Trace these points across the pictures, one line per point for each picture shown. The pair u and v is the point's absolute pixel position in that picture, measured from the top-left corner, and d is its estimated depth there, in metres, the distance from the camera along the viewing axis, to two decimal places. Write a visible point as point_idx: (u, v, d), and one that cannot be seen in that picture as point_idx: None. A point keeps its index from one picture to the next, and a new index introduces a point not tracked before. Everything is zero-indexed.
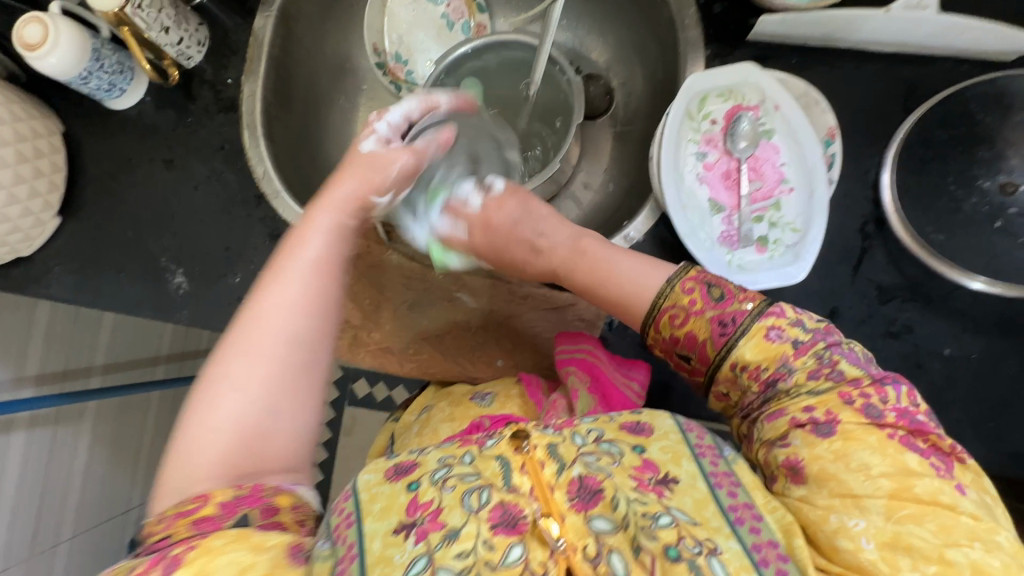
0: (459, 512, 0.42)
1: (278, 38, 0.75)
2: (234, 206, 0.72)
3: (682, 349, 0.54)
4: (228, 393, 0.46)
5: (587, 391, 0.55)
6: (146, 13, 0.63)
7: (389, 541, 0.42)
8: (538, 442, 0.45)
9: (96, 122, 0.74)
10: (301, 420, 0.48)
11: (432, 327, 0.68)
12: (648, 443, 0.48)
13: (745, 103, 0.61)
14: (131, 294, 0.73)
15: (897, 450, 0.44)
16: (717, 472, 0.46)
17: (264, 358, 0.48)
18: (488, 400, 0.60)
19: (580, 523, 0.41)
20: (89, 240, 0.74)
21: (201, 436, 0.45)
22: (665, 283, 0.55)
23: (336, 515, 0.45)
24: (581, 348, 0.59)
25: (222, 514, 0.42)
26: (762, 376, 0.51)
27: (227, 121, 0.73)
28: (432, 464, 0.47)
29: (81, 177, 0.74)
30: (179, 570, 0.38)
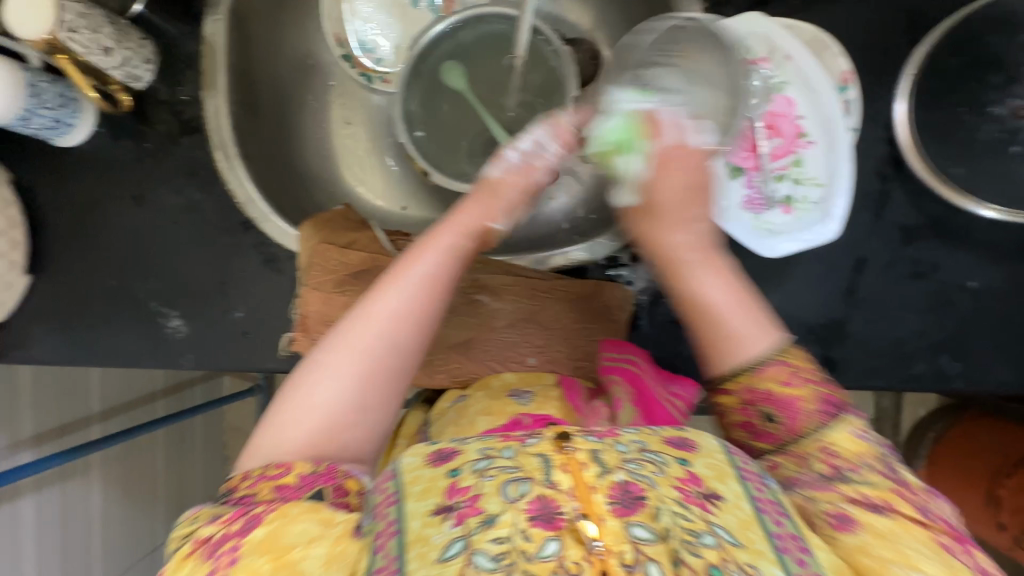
0: (496, 500, 0.36)
1: (233, 42, 0.67)
2: (220, 237, 0.67)
3: (766, 410, 0.46)
4: (329, 382, 0.49)
5: (631, 403, 0.54)
6: (82, 35, 0.56)
7: (427, 521, 0.37)
8: (581, 445, 0.39)
9: (46, 164, 0.67)
10: (381, 423, 0.50)
11: (457, 334, 0.65)
12: (693, 457, 0.41)
13: (753, 59, 0.59)
14: (125, 346, 0.68)
15: (945, 552, 0.39)
16: (764, 499, 0.40)
17: (364, 359, 0.49)
18: (526, 398, 0.57)
19: (616, 526, 0.35)
20: (67, 294, 0.68)
21: (299, 410, 0.48)
22: (775, 350, 0.48)
23: (379, 494, 0.41)
24: (625, 359, 0.59)
25: (301, 484, 0.44)
26: (840, 466, 0.43)
27: (194, 143, 0.67)
28: (471, 451, 0.41)
29: (43, 228, 0.68)
30: (258, 527, 0.41)
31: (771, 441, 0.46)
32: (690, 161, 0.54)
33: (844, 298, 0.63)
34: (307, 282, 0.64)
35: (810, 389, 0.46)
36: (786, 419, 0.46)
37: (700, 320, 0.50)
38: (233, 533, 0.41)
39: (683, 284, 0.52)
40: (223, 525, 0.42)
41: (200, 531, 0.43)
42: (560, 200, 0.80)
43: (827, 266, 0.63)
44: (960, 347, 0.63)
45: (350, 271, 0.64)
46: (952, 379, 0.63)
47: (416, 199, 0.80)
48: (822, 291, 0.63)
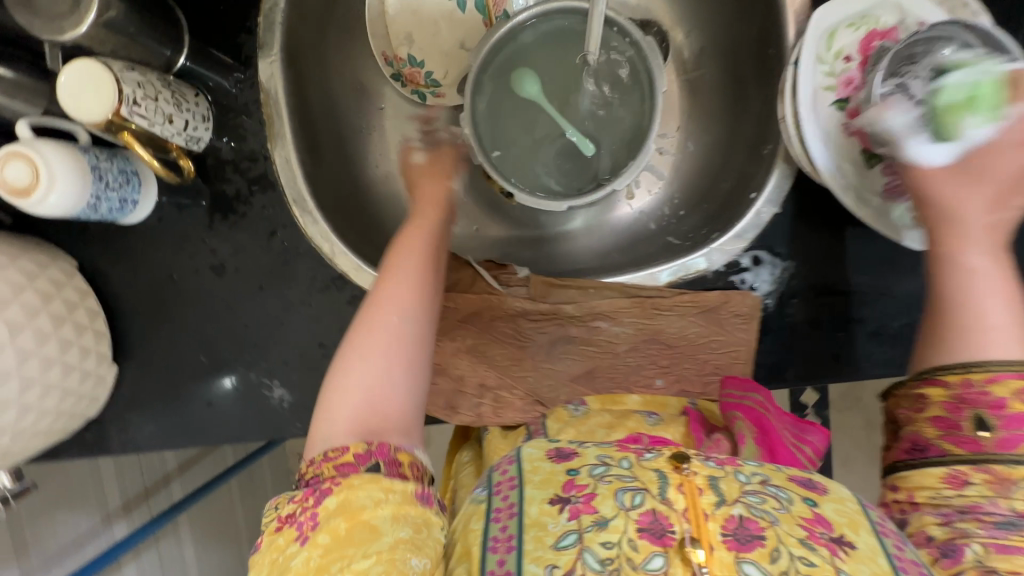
0: (610, 503, 0.41)
1: (291, 83, 0.61)
2: (312, 296, 0.63)
3: (986, 417, 0.41)
4: (355, 365, 0.46)
5: (754, 442, 0.48)
6: (144, 107, 0.50)
7: (543, 509, 0.42)
8: (700, 470, 0.42)
9: (114, 246, 0.62)
10: (416, 392, 0.46)
11: (578, 367, 0.62)
12: (821, 499, 0.42)
13: (882, 27, 0.52)
14: (231, 422, 0.64)
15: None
16: (903, 556, 0.39)
17: (383, 333, 0.46)
18: (653, 419, 0.56)
19: (728, 558, 0.37)
20: (159, 378, 0.64)
21: (339, 400, 0.45)
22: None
23: (500, 474, 0.46)
24: (749, 397, 0.52)
25: (358, 461, 0.42)
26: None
27: (268, 200, 0.62)
28: (591, 459, 0.45)
29: (123, 312, 0.63)
30: (329, 498, 0.41)
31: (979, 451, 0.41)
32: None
33: None
34: None
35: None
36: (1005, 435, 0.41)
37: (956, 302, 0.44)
38: (308, 508, 0.41)
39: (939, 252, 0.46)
40: (298, 503, 0.42)
41: (282, 511, 0.42)
42: (643, 198, 0.73)
43: None
44: None
45: (459, 315, 0.61)
46: None
47: (490, 220, 0.76)
48: None
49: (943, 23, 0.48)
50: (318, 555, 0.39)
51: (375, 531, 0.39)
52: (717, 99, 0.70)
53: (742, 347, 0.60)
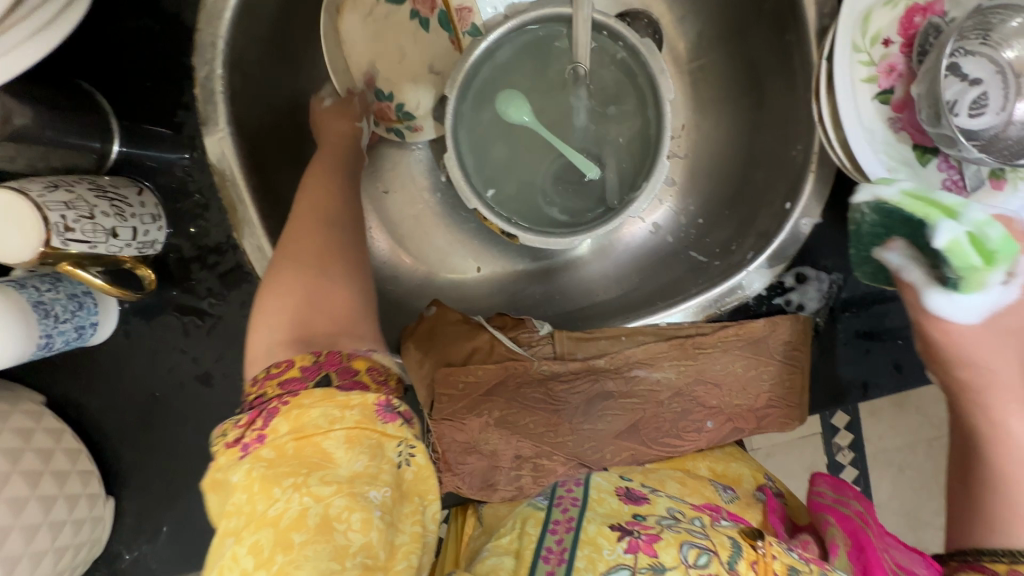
0: (673, 553, 0.38)
1: (249, 156, 0.53)
2: None
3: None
4: (281, 283, 0.42)
5: (846, 551, 0.40)
6: (80, 230, 0.42)
7: (601, 529, 0.40)
8: (780, 554, 0.39)
9: (83, 371, 0.55)
10: (357, 283, 0.44)
11: (621, 421, 0.55)
12: None
13: (922, 1, 0.45)
14: None
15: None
16: None
17: (314, 251, 0.44)
18: (727, 495, 0.49)
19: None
20: (162, 503, 0.58)
21: (273, 325, 0.41)
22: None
23: (565, 491, 0.46)
24: (848, 504, 0.45)
25: (306, 376, 0.37)
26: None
27: (247, 294, 0.54)
28: (659, 509, 0.43)
29: (107, 441, 0.56)
30: (279, 421, 0.34)
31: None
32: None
33: None
34: (434, 413, 0.54)
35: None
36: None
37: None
38: (256, 434, 0.34)
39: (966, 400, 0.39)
40: (244, 428, 0.35)
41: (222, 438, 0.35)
42: (656, 213, 0.66)
43: None
44: None
45: (482, 389, 0.54)
46: None
47: (490, 256, 0.67)
48: None
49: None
50: (260, 469, 0.33)
51: (330, 458, 0.33)
52: (727, 91, 0.62)
53: (796, 374, 0.55)
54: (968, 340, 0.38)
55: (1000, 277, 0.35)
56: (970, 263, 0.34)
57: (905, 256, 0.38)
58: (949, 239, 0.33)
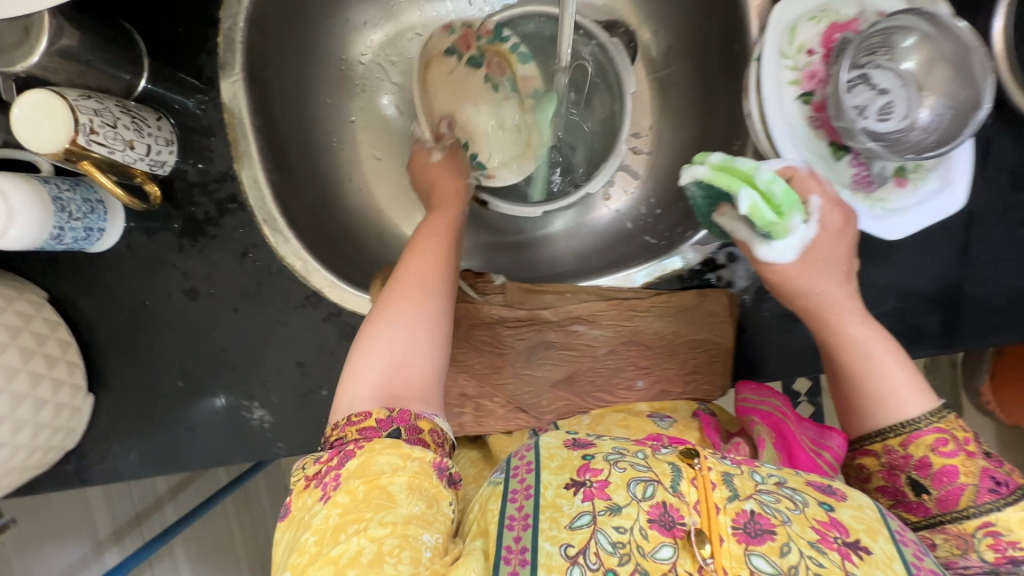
0: (624, 492, 0.39)
1: (257, 103, 0.61)
2: (288, 316, 0.62)
3: (919, 479, 0.47)
4: (384, 337, 0.47)
5: (774, 445, 0.49)
6: (102, 135, 0.50)
7: (559, 491, 0.40)
8: (713, 465, 0.41)
9: (85, 274, 0.62)
10: (438, 357, 0.48)
11: (558, 371, 0.61)
12: (838, 504, 0.41)
13: (842, 19, 0.52)
14: (211, 446, 0.64)
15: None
16: (918, 563, 0.39)
17: (404, 310, 0.48)
18: (665, 423, 0.55)
19: (738, 551, 0.37)
20: (138, 404, 0.64)
21: (361, 364, 0.46)
22: (926, 413, 0.47)
23: (517, 458, 0.44)
24: (767, 402, 0.53)
25: (380, 426, 0.43)
26: (1007, 552, 0.44)
27: (238, 222, 0.61)
28: (607, 446, 0.44)
29: (97, 341, 0.63)
30: (353, 458, 0.41)
31: (926, 512, 0.47)
32: (834, 211, 0.48)
33: (957, 260, 0.59)
34: None
35: (970, 462, 0.46)
36: (942, 493, 0.46)
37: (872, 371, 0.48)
38: (332, 470, 0.42)
39: (817, 325, 0.50)
40: (323, 464, 0.42)
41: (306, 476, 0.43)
42: (620, 199, 0.73)
43: (937, 229, 0.59)
44: None
45: None
46: None
47: (464, 224, 0.74)
48: (932, 255, 0.60)
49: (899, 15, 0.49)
50: (337, 515, 0.39)
51: (392, 501, 0.39)
52: (688, 96, 0.70)
53: (721, 344, 0.60)
54: (796, 274, 0.48)
55: (799, 221, 0.47)
56: (769, 219, 0.46)
57: (731, 219, 0.50)
58: (748, 204, 0.45)
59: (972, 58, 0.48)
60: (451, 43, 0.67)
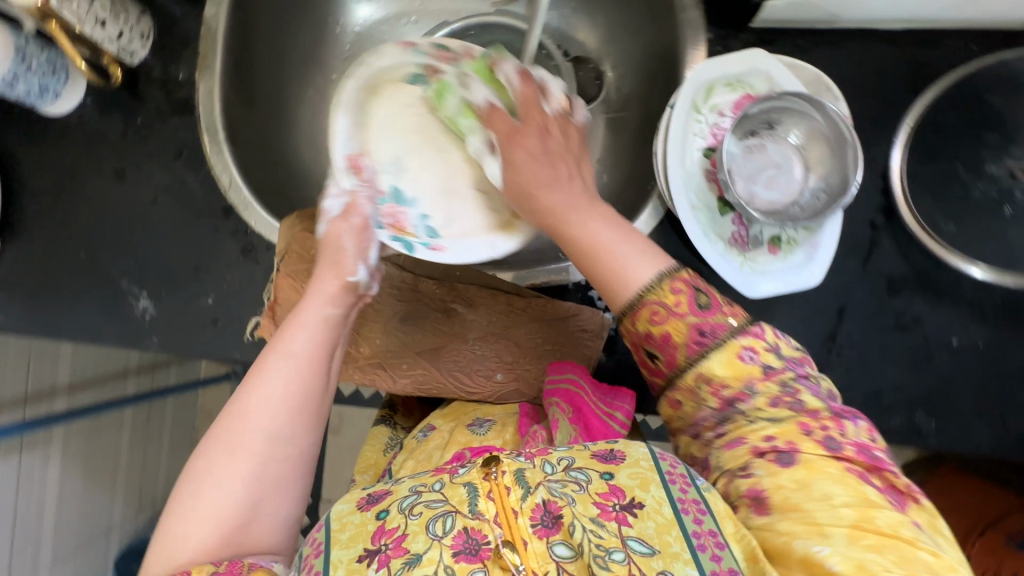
0: (422, 538, 0.38)
1: (236, 27, 0.66)
2: (199, 221, 0.65)
3: (650, 347, 0.46)
4: (211, 487, 0.43)
5: (568, 423, 0.52)
6: (76, 6, 0.55)
7: (351, 568, 0.38)
8: (508, 467, 0.41)
9: (33, 131, 0.66)
10: (290, 508, 0.45)
11: (427, 341, 0.64)
12: (618, 469, 0.42)
13: (755, 92, 0.57)
14: (88, 323, 0.66)
15: (856, 481, 0.39)
16: (687, 499, 0.40)
17: (245, 458, 0.43)
18: (483, 429, 0.59)
19: (541, 548, 0.38)
20: (36, 262, 0.66)
21: (179, 528, 0.42)
22: (665, 270, 0.46)
23: (309, 544, 0.42)
24: (565, 377, 0.57)
25: None
26: (723, 393, 0.44)
27: (184, 124, 0.65)
28: (403, 491, 0.43)
29: (21, 194, 0.66)
30: None
31: (666, 378, 0.46)
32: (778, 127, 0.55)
33: (824, 345, 0.62)
34: (281, 267, 0.63)
35: (679, 324, 0.45)
36: (665, 356, 0.45)
37: (599, 256, 0.48)
38: None
39: (572, 234, 0.49)
40: None
41: None
42: None
43: (811, 311, 0.62)
44: (939, 404, 0.61)
45: None
46: (926, 436, 0.62)
47: None
48: (801, 334, 0.62)
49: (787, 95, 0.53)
50: None
51: None
52: (629, 138, 0.74)
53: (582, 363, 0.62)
54: None
55: None
56: None
57: None
58: None
59: (846, 145, 0.53)
60: (416, 69, 0.65)
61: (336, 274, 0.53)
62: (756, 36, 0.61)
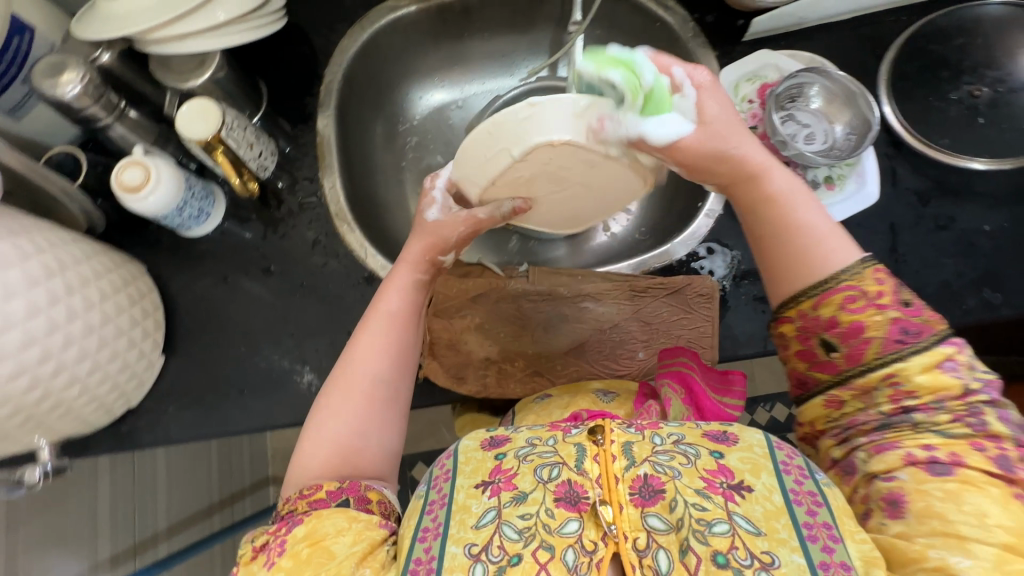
0: (530, 479, 0.51)
1: (340, 133, 0.80)
2: (345, 291, 0.74)
3: (830, 339, 0.53)
4: (330, 419, 0.60)
5: (681, 402, 0.60)
6: (235, 133, 0.68)
7: (470, 493, 0.52)
8: (616, 438, 0.52)
9: (181, 253, 0.75)
10: (385, 438, 0.61)
11: (571, 340, 0.72)
12: (729, 451, 0.52)
13: (770, 79, 0.74)
14: (259, 410, 0.71)
15: (1021, 508, 0.46)
16: (801, 491, 0.50)
17: (356, 396, 0.60)
18: (608, 397, 0.66)
19: (636, 515, 0.48)
20: (200, 369, 0.72)
21: (309, 446, 0.59)
22: (861, 261, 0.54)
23: (439, 468, 0.56)
24: (678, 361, 0.65)
25: (330, 497, 0.54)
26: (905, 401, 0.51)
27: (315, 216, 0.76)
28: (520, 441, 0.56)
29: (177, 309, 0.74)
30: (299, 526, 0.52)
31: (838, 371, 0.54)
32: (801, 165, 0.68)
33: (891, 256, 0.74)
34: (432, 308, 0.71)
35: (876, 317, 0.52)
36: (848, 351, 0.53)
37: (795, 207, 0.58)
38: (279, 537, 0.52)
39: (783, 205, 0.59)
40: (271, 534, 0.53)
41: (256, 543, 0.53)
42: (618, 226, 0.90)
43: (868, 232, 0.75)
44: (997, 279, 0.73)
45: (471, 295, 0.72)
46: (1000, 307, 0.73)
47: (486, 250, 0.90)
48: (869, 252, 0.75)
49: (802, 72, 0.71)
50: None
51: (331, 557, 0.49)
52: None
53: (708, 322, 0.71)
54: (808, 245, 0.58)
55: None
56: None
57: None
58: None
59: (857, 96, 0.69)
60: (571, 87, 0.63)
61: (424, 250, 0.67)
62: (750, 46, 0.80)
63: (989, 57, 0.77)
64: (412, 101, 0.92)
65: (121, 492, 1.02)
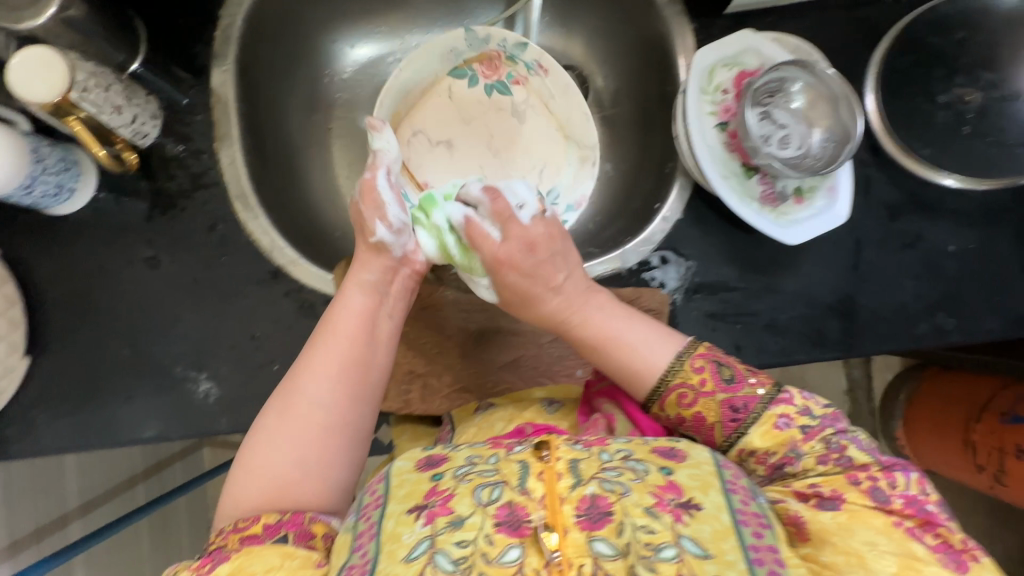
0: (468, 502, 0.38)
1: (242, 91, 0.66)
2: (248, 287, 0.64)
3: (687, 432, 0.51)
4: (263, 447, 0.47)
5: (626, 417, 0.51)
6: (95, 95, 0.53)
7: (400, 519, 0.38)
8: (562, 454, 0.39)
9: (45, 235, 0.62)
10: (338, 471, 0.48)
11: (505, 354, 0.66)
12: (677, 467, 0.40)
13: (750, 67, 0.65)
14: (147, 420, 0.62)
15: (903, 536, 0.41)
16: (746, 510, 0.39)
17: (292, 424, 0.48)
18: (552, 407, 0.58)
19: (581, 539, 0.36)
20: (74, 372, 0.62)
21: (240, 478, 0.46)
22: (678, 353, 0.52)
23: (367, 494, 0.42)
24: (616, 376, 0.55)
25: (266, 533, 0.43)
26: (769, 460, 0.47)
27: (211, 197, 0.64)
28: (459, 459, 0.42)
29: (43, 302, 0.62)
30: (224, 562, 0.40)
31: None
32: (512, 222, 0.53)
33: (851, 274, 0.69)
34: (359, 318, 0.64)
35: (710, 402, 0.49)
36: (704, 437, 0.50)
37: (603, 350, 0.54)
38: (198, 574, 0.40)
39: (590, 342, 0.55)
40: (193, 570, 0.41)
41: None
42: None
43: (833, 247, 0.69)
44: (954, 304, 0.69)
45: None
46: (952, 333, 0.69)
47: None
48: (830, 269, 0.69)
49: (785, 66, 0.62)
50: None
51: None
52: (630, 129, 0.79)
53: None
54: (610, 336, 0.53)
55: None
56: None
57: None
58: None
59: (841, 100, 0.62)
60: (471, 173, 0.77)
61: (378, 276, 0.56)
62: (732, 20, 0.69)
63: (986, 58, 0.69)
64: (340, 52, 0.77)
65: (21, 477, 0.93)
